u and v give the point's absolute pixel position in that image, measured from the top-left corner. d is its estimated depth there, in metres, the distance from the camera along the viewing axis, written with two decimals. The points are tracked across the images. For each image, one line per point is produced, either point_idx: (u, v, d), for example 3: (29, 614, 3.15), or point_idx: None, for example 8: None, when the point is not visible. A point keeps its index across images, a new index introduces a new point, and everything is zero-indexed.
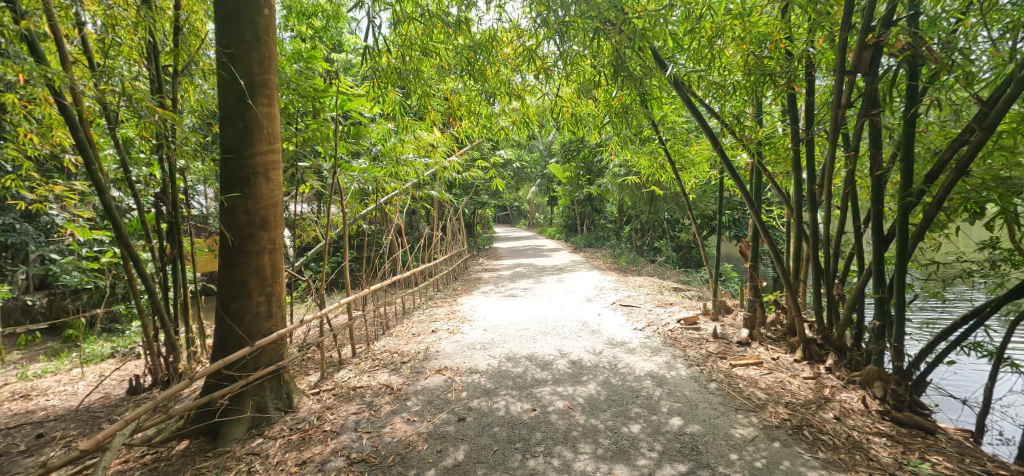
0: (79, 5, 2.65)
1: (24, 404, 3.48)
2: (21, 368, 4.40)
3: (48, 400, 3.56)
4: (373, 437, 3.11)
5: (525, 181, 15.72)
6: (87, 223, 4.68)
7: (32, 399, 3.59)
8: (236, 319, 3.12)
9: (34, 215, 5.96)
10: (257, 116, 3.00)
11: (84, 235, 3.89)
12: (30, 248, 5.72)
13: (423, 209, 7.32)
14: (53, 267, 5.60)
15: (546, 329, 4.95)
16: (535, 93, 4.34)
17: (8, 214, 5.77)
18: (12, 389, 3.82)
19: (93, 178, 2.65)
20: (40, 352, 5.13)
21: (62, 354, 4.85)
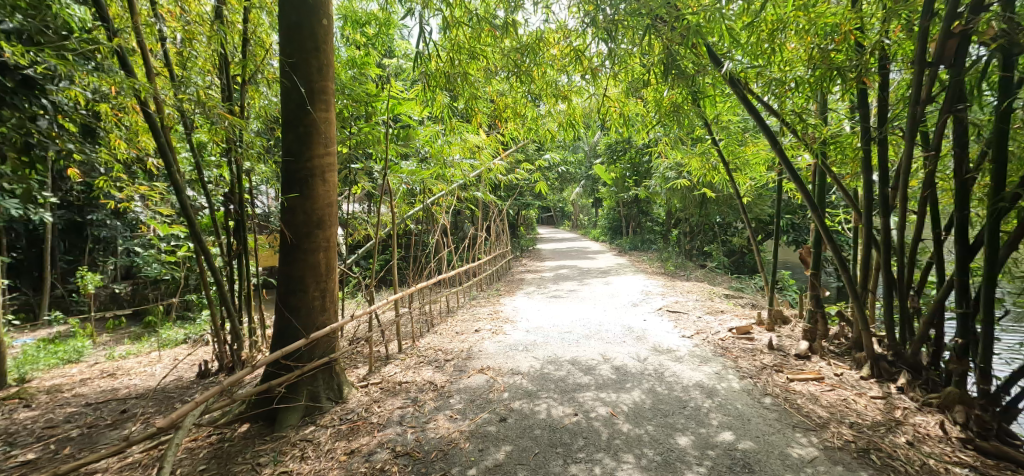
0: (161, 22, 2.90)
1: (111, 382, 3.89)
2: (109, 349, 4.90)
3: (131, 379, 3.96)
4: (417, 432, 3.20)
5: (571, 182, 15.62)
6: (165, 219, 5.13)
7: (118, 377, 4.00)
8: (294, 312, 3.31)
9: (123, 212, 6.85)
10: (316, 121, 3.18)
11: (164, 231, 4.30)
12: (118, 240, 6.71)
13: (468, 209, 7.42)
14: (138, 259, 6.15)
15: (590, 333, 4.87)
16: (582, 94, 4.31)
17: (101, 211, 6.67)
18: (102, 368, 4.26)
19: (172, 179, 2.91)
20: (125, 335, 5.70)
21: (144, 338, 5.36)
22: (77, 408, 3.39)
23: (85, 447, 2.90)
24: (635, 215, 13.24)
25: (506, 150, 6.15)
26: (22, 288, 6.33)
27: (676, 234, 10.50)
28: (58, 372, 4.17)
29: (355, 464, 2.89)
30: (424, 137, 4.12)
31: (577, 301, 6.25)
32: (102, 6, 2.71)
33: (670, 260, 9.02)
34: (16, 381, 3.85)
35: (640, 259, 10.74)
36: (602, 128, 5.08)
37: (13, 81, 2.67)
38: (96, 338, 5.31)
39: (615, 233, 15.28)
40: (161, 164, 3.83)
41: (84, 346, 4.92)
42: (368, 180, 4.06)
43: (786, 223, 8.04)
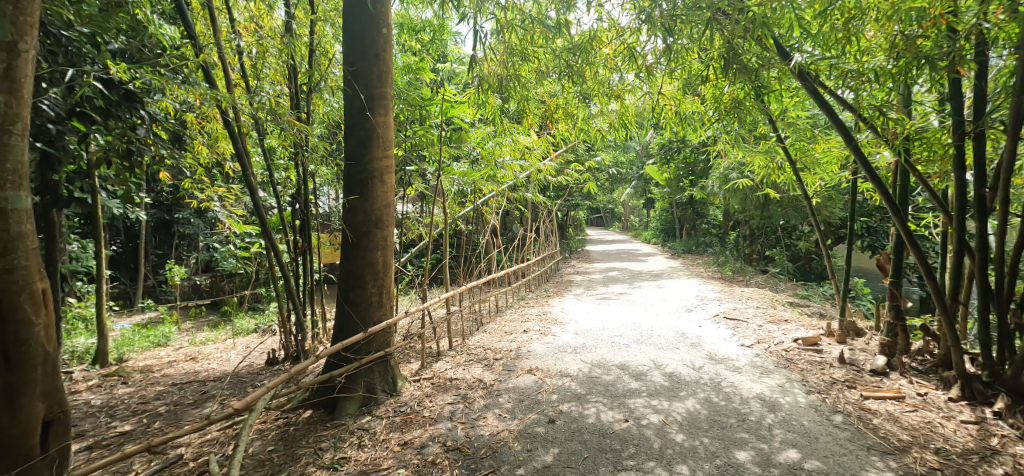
0: (238, 37, 3.12)
1: (194, 365, 4.29)
2: (192, 335, 5.41)
3: (210, 363, 4.35)
4: (467, 428, 3.27)
5: (623, 182, 15.34)
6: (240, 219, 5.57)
7: (200, 361, 4.41)
8: (353, 307, 3.48)
9: (204, 211, 7.40)
10: (375, 125, 3.33)
11: (238, 228, 4.85)
12: (200, 237, 7.31)
13: (518, 210, 7.45)
14: (216, 254, 6.90)
15: (641, 338, 4.74)
16: (635, 93, 4.21)
17: (185, 210, 7.30)
18: (186, 352, 4.71)
19: (247, 181, 3.13)
20: (206, 323, 6.26)
21: (222, 326, 5.87)
22: (165, 387, 3.77)
23: (170, 423, 3.22)
24: (691, 217, 12.77)
25: (556, 151, 6.14)
26: (121, 278, 7.13)
27: (734, 237, 10.01)
28: (150, 355, 4.65)
29: (407, 455, 3.00)
30: (475, 139, 4.21)
31: (628, 304, 6.10)
32: (189, 25, 2.96)
33: (729, 264, 8.61)
34: (117, 361, 4.34)
35: (695, 262, 10.33)
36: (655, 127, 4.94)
37: (117, 96, 3.05)
38: (180, 326, 5.88)
39: (669, 236, 14.80)
40: (238, 168, 4.16)
41: (172, 333, 5.46)
42: (422, 181, 4.19)
43: (862, 226, 7.43)
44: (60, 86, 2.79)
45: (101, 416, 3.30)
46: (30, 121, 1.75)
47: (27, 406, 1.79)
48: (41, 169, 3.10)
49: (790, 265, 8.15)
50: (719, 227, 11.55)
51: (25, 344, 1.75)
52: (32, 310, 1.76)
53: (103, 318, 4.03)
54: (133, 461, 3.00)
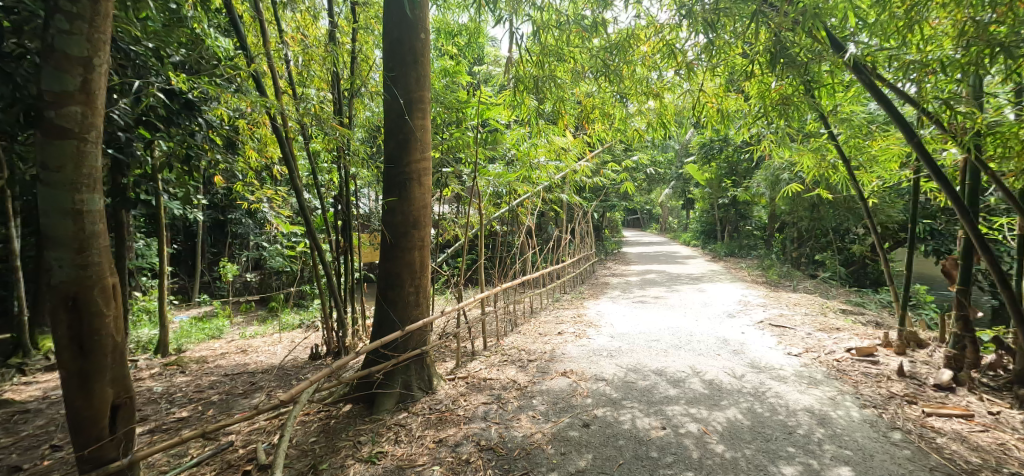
0: (285, 46, 3.24)
1: (244, 358, 4.53)
2: (242, 329, 5.72)
3: (258, 356, 4.59)
4: (501, 428, 3.28)
5: (660, 183, 14.99)
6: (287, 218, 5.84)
7: (250, 354, 4.65)
8: (391, 305, 3.56)
9: (254, 212, 7.69)
10: (413, 129, 3.40)
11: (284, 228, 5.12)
12: (250, 236, 7.74)
13: (554, 212, 7.39)
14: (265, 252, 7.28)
15: (680, 343, 4.59)
16: (674, 90, 4.09)
17: (237, 211, 7.67)
18: (237, 345, 4.99)
19: (293, 183, 3.22)
20: (255, 318, 6.59)
21: (270, 321, 6.18)
22: (218, 377, 4.01)
23: (222, 411, 3.42)
24: (734, 219, 12.30)
25: (591, 151, 6.06)
26: (180, 274, 7.64)
27: (781, 239, 9.54)
28: (204, 347, 4.95)
29: (442, 453, 3.04)
30: (510, 141, 4.34)
31: (667, 308, 5.92)
32: (241, 36, 3.06)
33: (776, 267, 8.21)
34: (176, 351, 4.65)
35: (738, 265, 9.92)
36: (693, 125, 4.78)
37: (178, 105, 3.25)
38: (232, 320, 6.22)
39: (709, 238, 14.30)
40: (285, 171, 4.35)
41: (225, 326, 5.80)
42: (458, 183, 4.26)
43: (924, 229, 6.92)
44: (128, 96, 2.99)
45: (162, 402, 3.55)
46: (104, 130, 1.84)
47: (99, 392, 1.90)
48: (112, 174, 3.37)
49: (843, 270, 7.68)
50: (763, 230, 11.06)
51: (97, 334, 1.86)
52: (103, 303, 1.86)
53: (165, 311, 4.33)
54: (189, 445, 3.21)
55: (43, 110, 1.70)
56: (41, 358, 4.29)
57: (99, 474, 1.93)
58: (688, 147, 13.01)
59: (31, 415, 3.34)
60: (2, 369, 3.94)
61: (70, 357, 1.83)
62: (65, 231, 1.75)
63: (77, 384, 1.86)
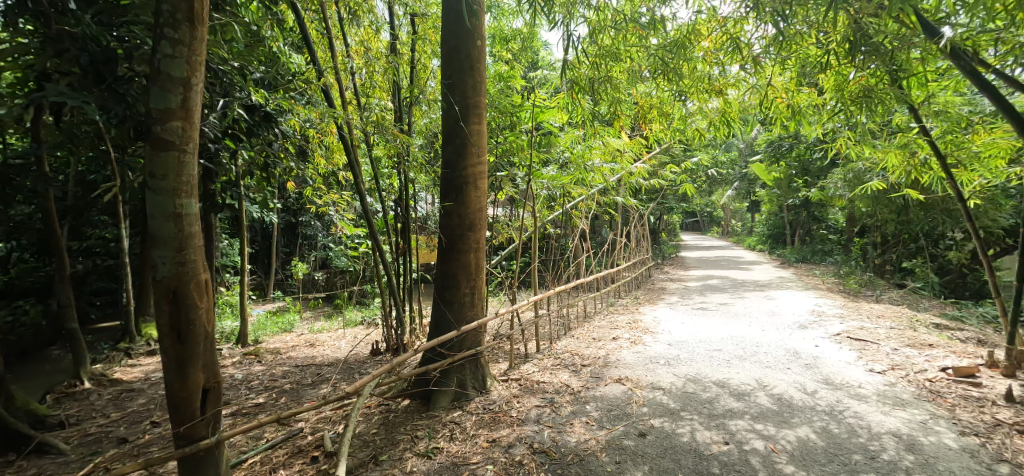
0: (352, 59, 3.44)
1: (313, 351, 4.85)
2: (312, 324, 6.15)
3: (325, 350, 4.90)
4: (554, 432, 3.26)
5: (721, 184, 14.29)
6: (352, 221, 6.21)
7: (318, 348, 4.98)
8: (448, 305, 3.63)
9: (322, 215, 8.25)
10: (469, 133, 3.47)
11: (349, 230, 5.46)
12: (319, 238, 8.31)
13: (608, 214, 7.22)
14: (333, 253, 7.79)
15: (745, 354, 4.32)
16: (739, 86, 3.87)
17: (306, 213, 8.28)
18: (306, 339, 5.37)
19: (358, 188, 3.31)
20: (322, 313, 7.04)
21: (337, 317, 6.59)
22: (290, 368, 4.34)
23: (293, 399, 3.68)
24: (805, 222, 11.43)
25: (648, 152, 5.88)
26: (259, 272, 8.33)
27: (861, 244, 8.74)
28: (278, 339, 5.37)
29: (495, 453, 3.08)
30: (565, 143, 4.32)
31: (731, 316, 5.58)
32: (311, 52, 3.20)
33: (857, 275, 7.50)
34: (254, 342, 5.08)
35: (812, 271, 9.17)
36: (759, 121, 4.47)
37: (258, 118, 3.54)
38: (302, 315, 6.71)
39: (776, 242, 13.41)
40: (350, 176, 4.61)
41: (297, 321, 6.26)
42: (512, 186, 4.32)
43: None
44: (215, 111, 3.28)
45: (242, 389, 3.89)
46: (197, 142, 2.04)
47: (193, 375, 2.06)
48: (203, 181, 3.75)
49: (937, 279, 6.88)
50: (841, 234, 10.18)
51: (193, 323, 2.04)
52: (197, 295, 2.03)
53: (245, 305, 4.74)
54: (265, 429, 3.48)
55: (153, 126, 1.90)
56: (143, 344, 4.83)
57: (192, 450, 2.09)
58: (753, 144, 12.28)
59: (136, 394, 3.80)
60: (113, 352, 4.52)
61: (171, 344, 2.01)
62: (168, 231, 1.95)
63: (175, 367, 2.03)
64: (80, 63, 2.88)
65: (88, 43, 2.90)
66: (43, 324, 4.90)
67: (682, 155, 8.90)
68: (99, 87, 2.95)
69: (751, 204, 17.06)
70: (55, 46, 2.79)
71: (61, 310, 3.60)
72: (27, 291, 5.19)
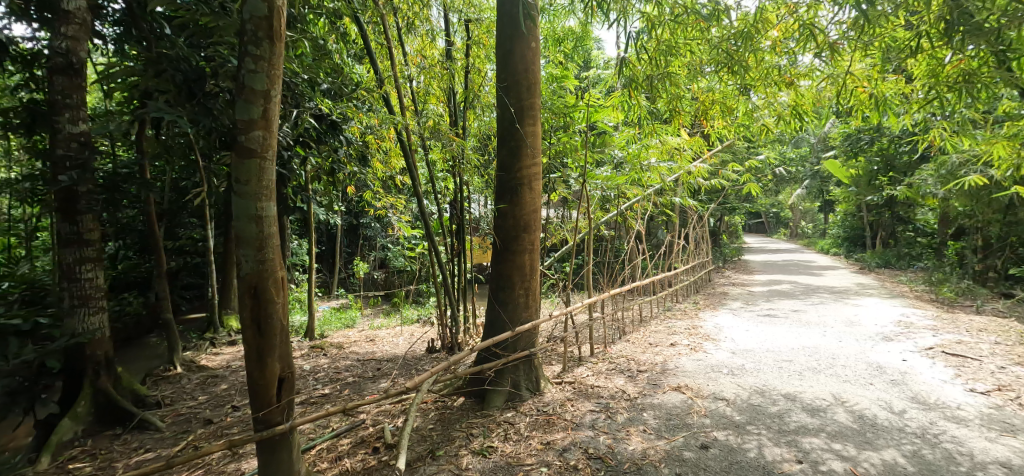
0: (410, 67, 3.56)
1: (372, 347, 5.10)
2: (373, 321, 6.47)
3: (384, 346, 5.13)
4: (609, 438, 3.18)
5: (790, 183, 13.38)
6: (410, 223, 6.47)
7: (377, 344, 5.22)
8: (502, 306, 3.65)
9: (383, 216, 8.67)
10: (524, 135, 3.47)
11: (406, 231, 5.68)
12: (380, 239, 8.74)
13: (666, 215, 6.96)
14: (392, 253, 8.17)
15: (820, 366, 3.98)
16: (813, 76, 3.58)
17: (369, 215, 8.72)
18: (367, 335, 5.65)
19: (416, 191, 3.41)
20: (382, 310, 7.39)
21: (396, 314, 6.89)
22: (352, 362, 4.59)
23: (356, 392, 3.88)
24: (889, 224, 10.33)
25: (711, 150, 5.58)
26: (326, 270, 8.85)
27: (958, 249, 7.53)
28: (341, 334, 5.70)
29: (549, 455, 3.04)
30: (619, 142, 4.22)
31: (803, 325, 5.18)
32: (373, 62, 3.34)
33: (950, 282, 6.66)
34: (320, 337, 5.42)
35: (897, 277, 8.30)
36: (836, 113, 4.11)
37: (325, 126, 3.90)
38: (363, 312, 7.08)
39: (853, 245, 12.26)
40: (406, 180, 4.79)
41: (359, 317, 6.60)
42: (565, 187, 4.27)
43: None
44: (289, 122, 3.62)
45: (310, 379, 4.17)
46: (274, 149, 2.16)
47: (270, 366, 2.16)
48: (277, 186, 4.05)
49: None
50: (931, 237, 8.98)
51: (271, 318, 2.13)
52: (275, 292, 2.12)
53: (311, 302, 5.07)
54: (331, 418, 3.69)
55: (238, 135, 2.02)
56: (226, 335, 5.30)
57: (268, 434, 2.22)
58: (826, 139, 11.36)
59: (220, 380, 4.19)
60: (201, 341, 5.01)
61: (251, 336, 2.11)
62: (250, 232, 2.06)
63: (255, 359, 2.13)
64: (175, 81, 3.23)
65: (183, 64, 3.26)
66: (143, 314, 5.58)
67: (745, 151, 8.37)
68: (190, 102, 3.31)
69: (823, 203, 15.79)
70: (155, 67, 3.15)
71: (159, 302, 4.03)
72: (132, 284, 5.80)
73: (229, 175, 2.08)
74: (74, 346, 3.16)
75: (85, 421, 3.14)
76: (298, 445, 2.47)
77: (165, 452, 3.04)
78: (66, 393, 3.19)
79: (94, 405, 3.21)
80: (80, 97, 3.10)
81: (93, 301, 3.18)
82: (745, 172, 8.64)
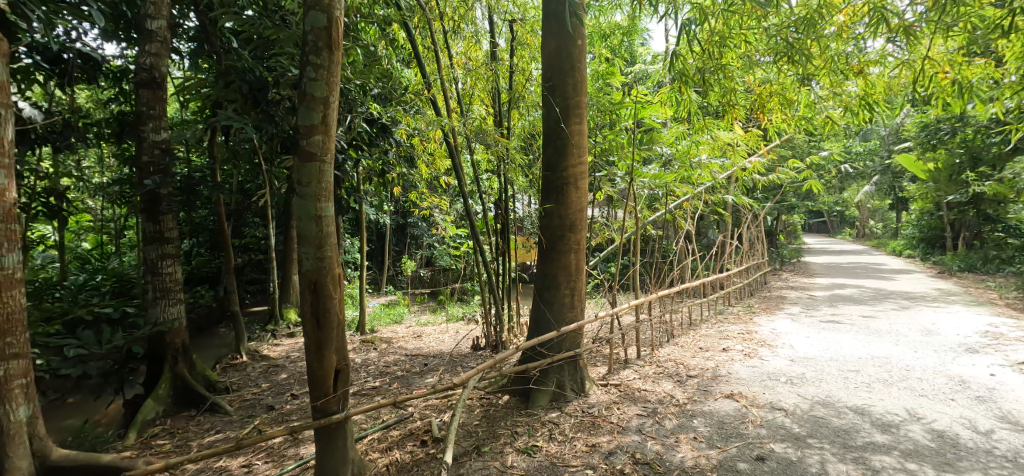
0: (456, 69, 3.61)
1: (420, 343, 5.26)
2: (422, 317, 6.69)
3: (430, 342, 5.28)
4: (658, 444, 3.07)
5: (856, 178, 12.51)
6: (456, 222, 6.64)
7: (424, 340, 5.38)
8: (548, 306, 3.62)
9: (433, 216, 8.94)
10: (570, 134, 3.42)
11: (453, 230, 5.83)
12: (429, 238, 9.02)
13: (719, 215, 6.68)
14: (441, 251, 8.41)
15: (893, 378, 3.65)
16: (884, 63, 3.30)
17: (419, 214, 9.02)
18: (415, 331, 5.84)
19: (461, 190, 3.45)
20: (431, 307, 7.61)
21: (444, 311, 7.09)
22: (401, 356, 4.76)
23: (404, 386, 4.01)
24: (974, 223, 9.28)
25: (765, 145, 5.29)
26: (378, 268, 9.22)
27: None
28: (390, 330, 5.92)
29: (595, 458, 2.97)
30: (668, 139, 4.08)
31: (873, 332, 4.79)
32: (420, 65, 3.41)
33: None
34: (372, 331, 5.66)
35: (984, 282, 7.51)
36: (910, 103, 3.77)
37: (377, 129, 4.16)
38: (412, 308, 7.33)
39: (931, 246, 11.21)
40: (452, 180, 4.88)
41: (406, 313, 6.83)
42: (611, 186, 4.19)
43: None
44: (344, 126, 3.80)
45: (362, 372, 4.37)
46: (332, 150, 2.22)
47: (328, 358, 2.22)
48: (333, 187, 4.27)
49: None
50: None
51: (329, 311, 2.19)
52: (332, 287, 2.18)
53: (363, 298, 5.29)
54: (381, 410, 3.84)
55: (299, 140, 2.08)
56: (286, 327, 5.64)
57: (325, 423, 2.29)
58: (901, 131, 10.46)
59: (280, 369, 4.48)
60: (262, 333, 5.38)
61: (311, 329, 2.18)
62: (310, 231, 2.12)
63: (314, 351, 2.20)
64: (242, 91, 3.45)
65: (249, 75, 3.47)
66: (213, 306, 6.06)
67: (805, 145, 7.86)
68: (255, 110, 3.53)
69: (894, 200, 14.53)
70: (225, 79, 3.39)
71: (228, 295, 4.34)
72: (203, 278, 6.31)
73: (289, 177, 2.15)
74: (156, 334, 3.49)
75: (166, 403, 3.46)
76: (351, 434, 2.57)
77: (233, 434, 3.29)
78: (150, 376, 3.53)
79: (173, 388, 3.53)
80: (162, 108, 3.40)
81: (172, 293, 3.48)
82: (804, 168, 8.09)
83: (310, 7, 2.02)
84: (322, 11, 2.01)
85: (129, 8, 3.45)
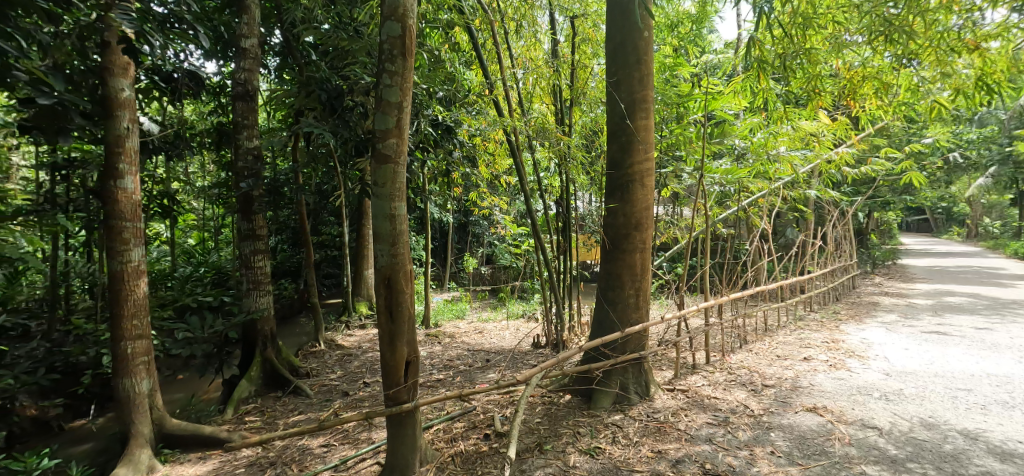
0: (519, 67, 3.61)
1: (480, 338, 5.38)
2: (486, 313, 6.86)
3: (492, 338, 5.39)
4: (730, 456, 2.87)
5: (969, 171, 11.05)
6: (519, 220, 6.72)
7: (485, 335, 5.50)
8: (611, 306, 3.51)
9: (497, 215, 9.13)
10: (636, 130, 3.30)
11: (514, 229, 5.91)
12: (494, 236, 9.22)
13: (800, 213, 6.16)
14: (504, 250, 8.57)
15: (1017, 401, 3.16)
16: (1006, 36, 2.85)
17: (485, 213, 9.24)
18: (478, 326, 5.99)
19: (523, 188, 3.44)
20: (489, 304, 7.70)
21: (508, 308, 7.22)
22: (463, 351, 4.90)
23: (467, 380, 4.11)
24: None
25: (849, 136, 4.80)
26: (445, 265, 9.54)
27: None
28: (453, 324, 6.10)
29: (661, 465, 2.85)
30: (742, 132, 3.82)
31: (989, 346, 4.20)
32: (483, 65, 3.45)
33: None
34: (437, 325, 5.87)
35: None
36: None
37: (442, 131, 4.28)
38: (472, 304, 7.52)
39: None
40: (511, 178, 4.92)
41: (469, 309, 7.03)
42: (679, 182, 3.99)
43: None
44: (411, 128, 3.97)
45: (427, 364, 4.56)
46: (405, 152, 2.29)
47: (399, 349, 2.29)
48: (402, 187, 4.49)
49: None
50: None
51: (401, 305, 2.26)
52: (404, 283, 2.25)
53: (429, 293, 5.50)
54: (445, 402, 3.97)
55: (376, 143, 2.17)
56: (359, 319, 5.99)
57: (397, 411, 2.36)
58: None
59: (354, 358, 4.78)
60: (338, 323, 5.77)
61: (385, 322, 2.26)
62: (385, 230, 2.20)
63: (388, 342, 2.28)
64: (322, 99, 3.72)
65: (327, 83, 3.74)
66: (295, 297, 6.60)
67: (903, 134, 7.04)
68: (332, 116, 3.80)
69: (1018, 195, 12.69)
70: (307, 88, 3.67)
71: (309, 288, 4.70)
72: (287, 271, 6.90)
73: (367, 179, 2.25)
74: (250, 322, 3.87)
75: (257, 383, 3.82)
76: (419, 423, 2.65)
77: (314, 414, 3.57)
78: (245, 359, 3.92)
79: (264, 370, 3.90)
80: (254, 117, 3.75)
81: (263, 285, 3.84)
82: (903, 158, 7.19)
83: (385, 17, 2.11)
84: (396, 21, 2.09)
85: (226, 30, 3.91)
